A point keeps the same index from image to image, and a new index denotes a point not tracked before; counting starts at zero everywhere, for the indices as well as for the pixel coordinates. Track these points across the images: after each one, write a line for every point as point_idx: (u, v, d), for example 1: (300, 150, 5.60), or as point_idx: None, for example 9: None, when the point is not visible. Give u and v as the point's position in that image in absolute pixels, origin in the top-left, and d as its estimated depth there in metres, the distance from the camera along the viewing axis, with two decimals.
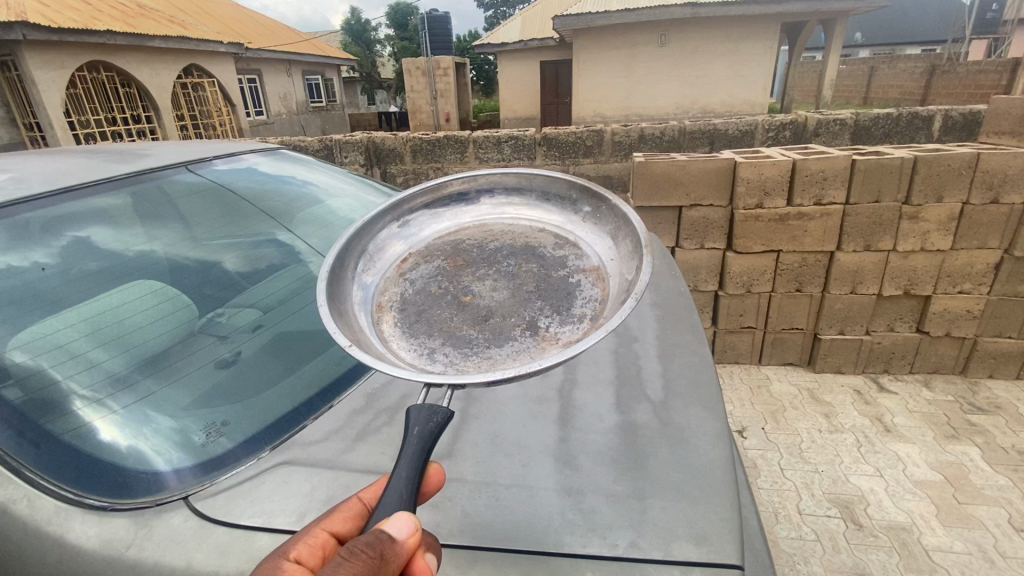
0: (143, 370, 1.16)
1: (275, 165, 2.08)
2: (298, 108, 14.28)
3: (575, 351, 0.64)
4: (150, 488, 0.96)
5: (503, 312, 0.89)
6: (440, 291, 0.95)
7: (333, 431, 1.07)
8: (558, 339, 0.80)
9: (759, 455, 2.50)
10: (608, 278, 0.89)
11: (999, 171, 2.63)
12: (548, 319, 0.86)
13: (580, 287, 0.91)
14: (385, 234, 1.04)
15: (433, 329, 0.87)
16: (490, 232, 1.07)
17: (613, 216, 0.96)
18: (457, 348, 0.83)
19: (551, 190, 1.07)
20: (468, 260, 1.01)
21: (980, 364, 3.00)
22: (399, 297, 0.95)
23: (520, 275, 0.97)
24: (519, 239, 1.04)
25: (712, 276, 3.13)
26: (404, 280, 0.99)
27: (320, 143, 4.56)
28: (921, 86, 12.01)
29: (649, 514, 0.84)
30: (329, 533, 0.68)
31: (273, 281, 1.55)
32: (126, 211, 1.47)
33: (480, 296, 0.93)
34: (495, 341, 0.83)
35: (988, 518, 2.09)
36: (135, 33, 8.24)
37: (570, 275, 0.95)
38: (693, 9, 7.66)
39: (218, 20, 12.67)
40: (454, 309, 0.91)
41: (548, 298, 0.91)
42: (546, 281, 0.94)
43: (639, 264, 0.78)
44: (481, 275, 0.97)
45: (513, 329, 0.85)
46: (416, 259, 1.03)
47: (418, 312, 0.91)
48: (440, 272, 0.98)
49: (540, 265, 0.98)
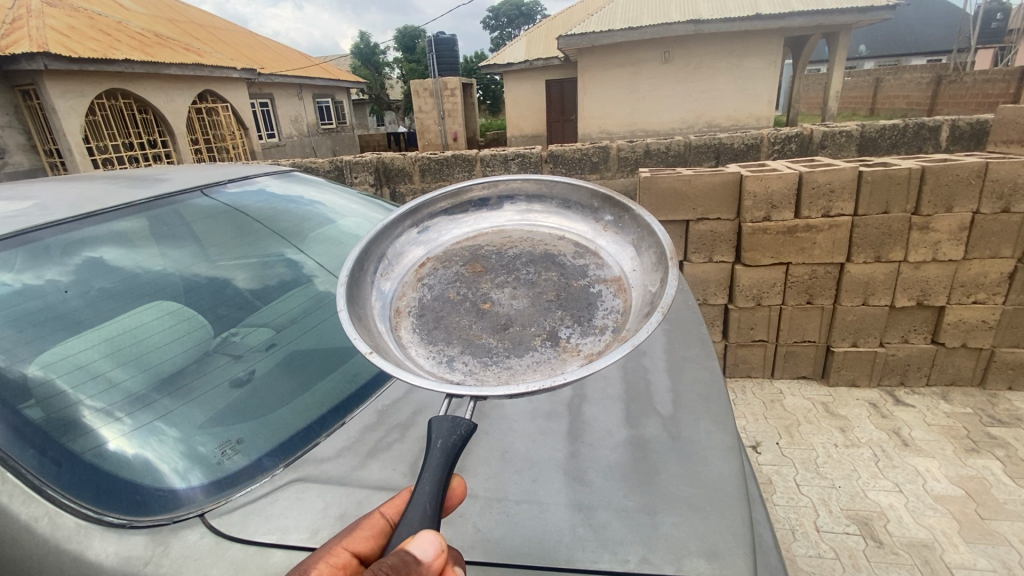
0: (160, 389, 1.18)
1: (285, 186, 2.13)
2: (309, 130, 14.57)
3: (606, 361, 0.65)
4: (167, 505, 0.98)
5: (523, 320, 0.91)
6: (458, 297, 0.97)
7: (345, 448, 1.08)
8: (580, 351, 0.82)
9: (773, 471, 2.46)
10: (630, 289, 0.91)
11: (1009, 180, 2.62)
12: (569, 329, 0.88)
13: (601, 298, 0.93)
14: (408, 239, 1.07)
15: (453, 337, 0.89)
16: (510, 237, 1.09)
17: (636, 225, 0.97)
18: (477, 356, 0.84)
19: (573, 198, 1.09)
20: (486, 266, 1.03)
21: (999, 375, 2.95)
22: (416, 303, 0.97)
23: (540, 283, 0.98)
24: (539, 247, 1.06)
25: (722, 289, 3.11)
26: (422, 285, 1.00)
27: (331, 164, 4.66)
28: (928, 96, 11.98)
29: (660, 528, 0.84)
30: (350, 553, 0.69)
31: (284, 299, 1.58)
32: (143, 234, 1.52)
33: (498, 304, 0.95)
34: (515, 349, 0.85)
35: (1012, 534, 2.04)
36: (153, 61, 8.53)
37: (591, 284, 0.96)
38: (696, 26, 7.77)
39: (231, 47, 13.04)
40: (473, 317, 0.93)
41: (568, 307, 0.92)
42: (566, 291, 0.96)
43: (666, 274, 0.78)
44: (499, 282, 0.99)
45: (533, 338, 0.87)
46: (433, 262, 1.05)
47: (436, 319, 0.93)
48: (458, 278, 1.00)
49: (560, 274, 1.00)
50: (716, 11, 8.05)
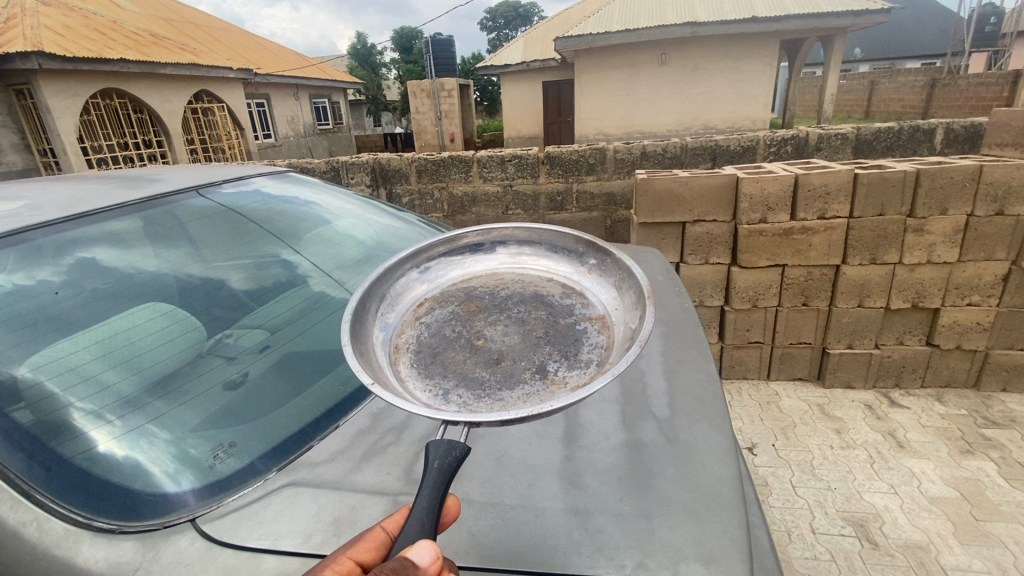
0: (151, 392, 1.17)
1: (281, 187, 2.12)
2: (305, 130, 14.54)
3: (588, 391, 0.65)
4: (159, 510, 0.97)
5: (514, 354, 0.91)
6: (454, 334, 0.96)
7: (339, 452, 1.07)
8: (566, 383, 0.81)
9: (770, 473, 2.46)
10: (613, 326, 0.91)
11: (1003, 183, 2.64)
12: (556, 363, 0.87)
13: (586, 334, 0.93)
14: (411, 278, 1.07)
15: (449, 371, 0.88)
16: (501, 280, 1.10)
17: (616, 269, 0.98)
18: (471, 388, 0.84)
19: (558, 244, 1.10)
20: (482, 306, 1.03)
21: (993, 377, 2.96)
22: (415, 339, 0.96)
23: (529, 321, 0.98)
24: (529, 289, 1.06)
25: (718, 291, 3.11)
26: (420, 323, 1.00)
27: (327, 164, 4.65)
28: (922, 99, 12.04)
29: (656, 533, 0.83)
30: (354, 562, 0.68)
31: (279, 300, 1.57)
32: (137, 234, 1.51)
33: (492, 340, 0.94)
34: (506, 383, 0.84)
35: (1007, 536, 2.04)
36: (148, 61, 8.49)
37: (576, 321, 0.97)
38: (693, 29, 7.80)
39: (228, 47, 13.01)
40: (467, 352, 0.92)
41: (556, 343, 0.92)
42: (554, 327, 0.96)
43: (642, 312, 0.80)
44: (493, 320, 0.99)
45: (523, 372, 0.86)
46: (430, 302, 1.05)
47: (433, 355, 0.92)
48: (454, 317, 1.00)
49: (547, 313, 1.00)
50: (713, 13, 8.08)
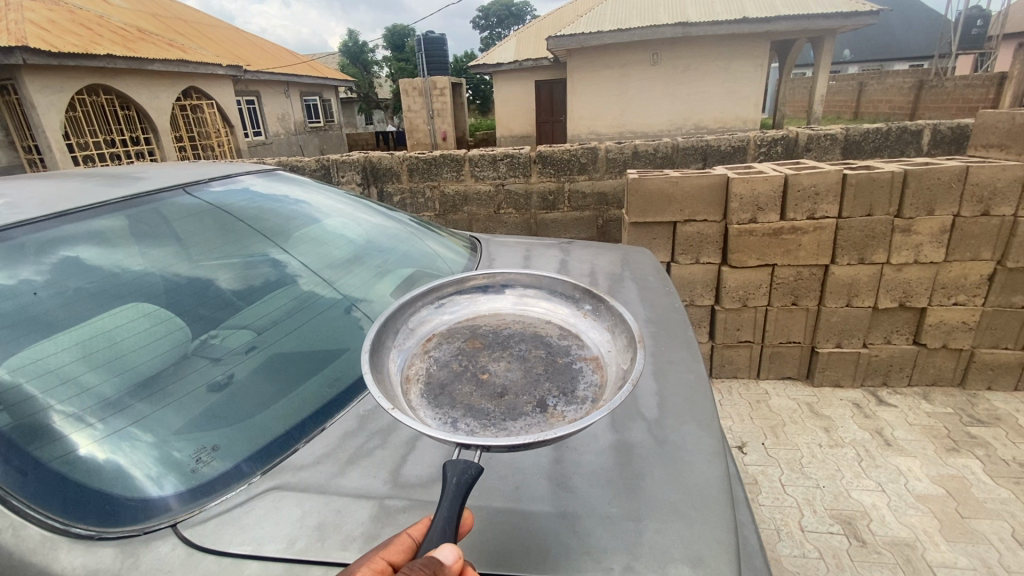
0: (135, 393, 1.14)
1: (270, 185, 2.10)
2: (295, 128, 14.43)
3: (585, 423, 0.72)
4: (139, 515, 0.95)
5: (517, 388, 0.97)
6: (461, 368, 1.02)
7: (324, 455, 1.06)
8: (564, 417, 0.88)
9: (759, 471, 2.47)
10: (607, 365, 0.97)
11: (988, 184, 2.67)
12: (555, 397, 0.93)
13: (583, 372, 0.99)
14: (426, 311, 1.13)
15: (458, 401, 0.94)
16: (503, 320, 1.16)
17: (609, 315, 1.05)
18: (478, 418, 0.90)
19: (557, 290, 1.16)
20: (488, 342, 1.10)
21: (978, 376, 3.00)
22: (425, 371, 1.01)
23: (530, 358, 1.05)
24: (529, 329, 1.13)
25: (708, 290, 3.12)
26: (429, 356, 1.06)
27: (317, 162, 4.61)
28: (910, 100, 12.17)
29: (644, 536, 0.83)
30: (387, 563, 0.68)
31: (267, 299, 1.55)
32: (121, 233, 1.48)
33: (495, 374, 1.00)
34: (510, 415, 0.90)
35: (991, 532, 2.07)
36: (136, 57, 8.38)
37: (573, 360, 1.03)
38: (685, 29, 7.82)
39: (217, 43, 12.87)
40: (473, 385, 0.98)
41: (554, 380, 0.99)
42: (552, 364, 1.02)
43: (633, 353, 0.88)
44: (496, 356, 1.05)
45: (525, 405, 0.92)
46: (438, 336, 1.11)
47: (442, 387, 0.98)
48: (460, 352, 1.06)
49: (546, 350, 1.07)
50: (704, 14, 8.11)
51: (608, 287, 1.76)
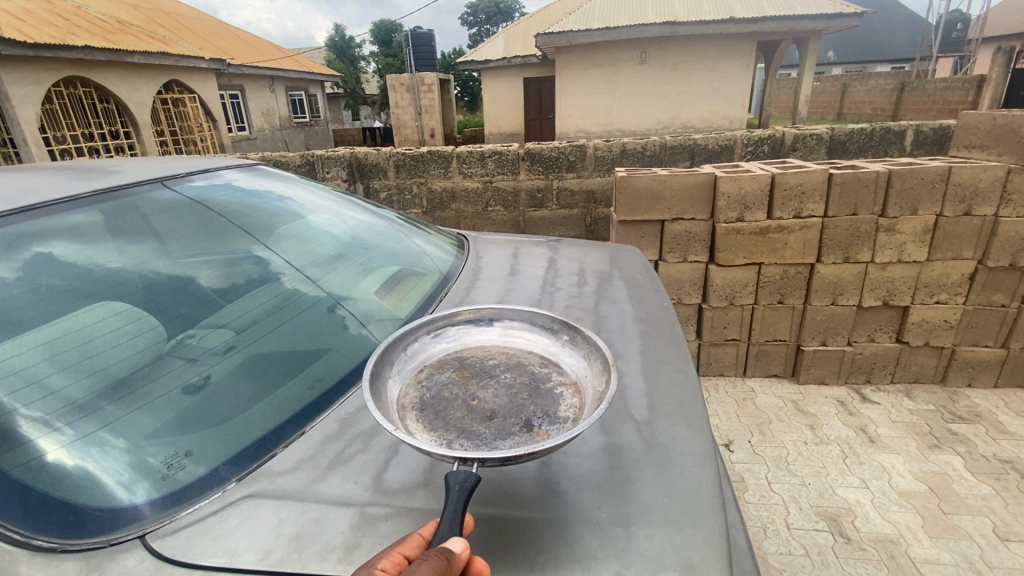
0: (107, 395, 1.10)
1: (253, 180, 2.04)
2: (280, 124, 14.22)
3: (573, 433, 0.78)
4: (105, 526, 0.90)
5: (505, 411, 0.99)
6: (451, 394, 1.04)
7: (304, 460, 1.02)
8: (549, 434, 0.92)
9: (746, 469, 2.48)
10: (584, 387, 1.00)
11: (971, 184, 2.70)
12: (540, 418, 0.96)
13: (562, 395, 1.01)
14: (415, 344, 1.13)
15: (450, 424, 0.96)
16: (487, 350, 1.16)
17: (587, 343, 1.07)
18: (471, 438, 0.93)
19: (536, 322, 1.16)
20: (475, 371, 1.10)
21: (959, 373, 3.04)
22: (418, 398, 1.03)
23: (515, 382, 1.06)
24: (512, 359, 1.13)
25: (696, 289, 3.13)
26: (422, 383, 1.06)
27: (301, 157, 4.53)
28: (892, 103, 12.35)
29: (634, 542, 0.81)
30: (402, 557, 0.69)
31: (249, 297, 1.50)
32: (97, 228, 1.42)
33: (484, 400, 1.02)
34: (499, 434, 0.93)
35: (973, 528, 2.09)
36: (115, 48, 8.17)
37: (554, 384, 1.05)
38: (673, 28, 7.84)
39: (199, 36, 12.61)
40: (464, 409, 1.00)
41: (537, 402, 1.01)
42: (536, 388, 1.04)
43: (607, 373, 0.93)
44: (484, 382, 1.07)
45: (513, 426, 0.95)
46: (427, 367, 1.11)
47: (435, 412, 1.00)
48: (451, 380, 1.08)
49: (529, 374, 1.08)
50: (692, 13, 8.14)
51: (597, 285, 1.74)
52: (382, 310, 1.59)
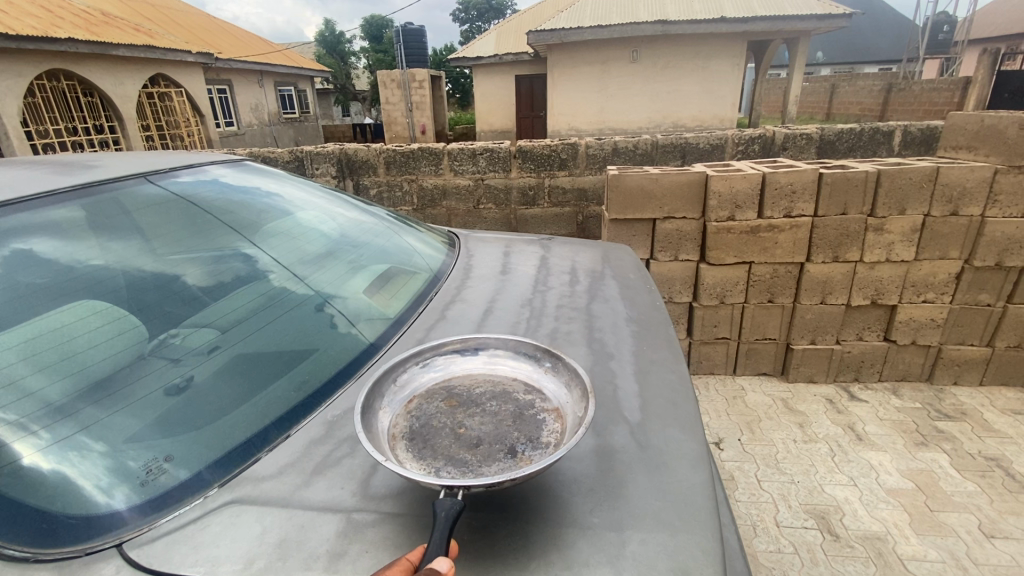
0: (86, 397, 1.06)
1: (241, 177, 2.00)
2: (269, 119, 14.06)
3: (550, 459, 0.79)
4: (80, 533, 0.87)
5: (491, 437, 0.97)
6: (439, 423, 1.01)
7: (288, 465, 1.00)
8: (532, 459, 0.90)
9: (736, 467, 2.49)
10: (565, 414, 0.98)
11: (958, 184, 2.73)
12: (523, 444, 0.94)
13: (545, 421, 0.99)
14: (403, 376, 1.09)
15: (438, 452, 0.94)
16: (473, 378, 1.12)
17: (567, 370, 1.05)
18: (457, 465, 0.91)
19: (520, 348, 1.13)
20: (462, 400, 1.06)
21: (945, 371, 3.07)
22: (408, 428, 1.00)
23: (501, 409, 1.03)
24: (497, 387, 1.09)
25: (687, 288, 3.13)
26: (411, 413, 1.04)
27: (290, 153, 4.47)
28: (879, 103, 12.49)
29: (627, 548, 0.79)
30: None
31: (237, 296, 1.47)
32: (78, 224, 1.38)
33: (470, 427, 1.00)
34: (484, 460, 0.92)
35: (959, 525, 2.11)
36: (99, 41, 8.03)
37: (537, 410, 1.02)
38: (664, 27, 7.85)
39: (186, 29, 12.43)
40: (451, 438, 0.97)
41: (521, 428, 0.99)
42: (520, 414, 1.02)
43: (585, 401, 0.94)
44: (472, 410, 1.03)
45: (498, 453, 0.93)
46: (416, 397, 1.07)
47: (424, 440, 0.97)
48: (439, 409, 1.04)
49: (514, 401, 1.05)
50: (683, 12, 8.16)
51: (589, 284, 1.73)
52: (371, 309, 1.57)
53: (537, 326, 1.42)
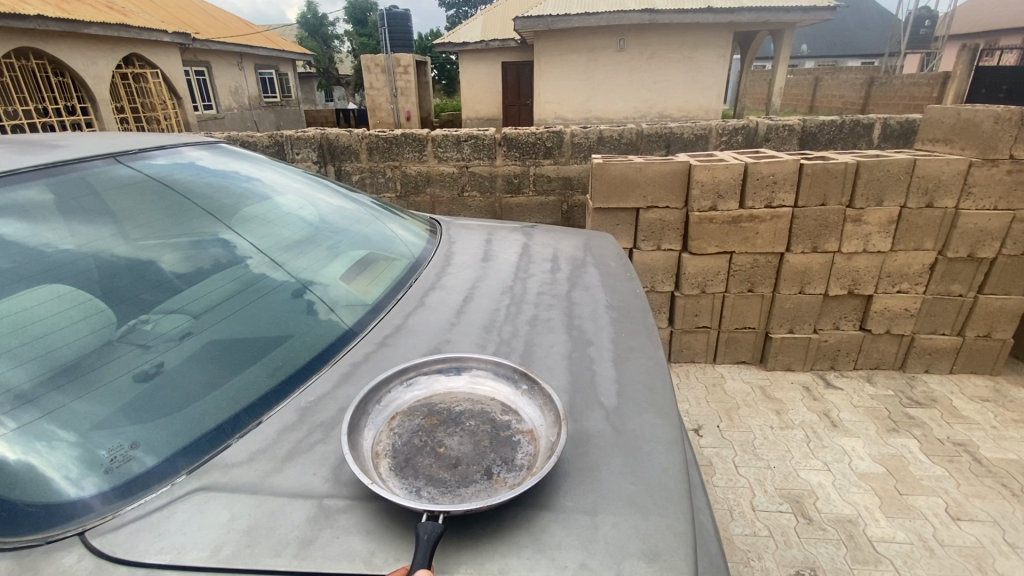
0: (50, 385, 1.03)
1: (218, 159, 1.95)
2: (249, 103, 13.73)
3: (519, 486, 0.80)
4: (43, 522, 0.85)
5: (469, 458, 0.95)
6: (419, 442, 0.99)
7: (259, 451, 0.98)
8: (507, 482, 0.90)
9: (714, 453, 2.53)
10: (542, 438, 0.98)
11: (934, 177, 2.77)
12: (500, 466, 0.93)
13: (520, 445, 0.98)
14: (386, 396, 1.07)
15: (418, 471, 0.93)
16: (455, 396, 1.09)
17: (543, 395, 1.04)
18: (436, 485, 0.90)
19: (500, 369, 1.12)
20: (444, 418, 1.05)
21: (917, 359, 3.15)
22: (392, 445, 0.99)
23: (479, 430, 1.02)
24: (477, 404, 1.07)
25: (669, 277, 3.15)
26: (395, 430, 1.02)
27: (270, 137, 4.38)
28: (861, 96, 12.63)
29: (600, 531, 0.80)
30: None
31: (212, 281, 1.44)
32: (45, 205, 1.32)
33: (449, 446, 0.98)
34: (461, 481, 0.90)
35: (927, 508, 2.18)
36: (70, 18, 7.73)
37: (514, 433, 1.01)
38: (651, 16, 7.80)
39: (162, 8, 12.03)
40: (431, 458, 0.96)
41: (498, 450, 0.97)
42: (497, 435, 1.00)
43: (559, 426, 0.95)
44: (451, 429, 1.02)
45: (475, 474, 0.92)
46: (400, 413, 1.05)
47: (406, 459, 0.96)
48: (421, 426, 1.03)
49: (492, 421, 1.04)
50: (670, 2, 8.15)
51: (570, 272, 1.72)
52: (349, 296, 1.54)
53: (517, 313, 1.42)
